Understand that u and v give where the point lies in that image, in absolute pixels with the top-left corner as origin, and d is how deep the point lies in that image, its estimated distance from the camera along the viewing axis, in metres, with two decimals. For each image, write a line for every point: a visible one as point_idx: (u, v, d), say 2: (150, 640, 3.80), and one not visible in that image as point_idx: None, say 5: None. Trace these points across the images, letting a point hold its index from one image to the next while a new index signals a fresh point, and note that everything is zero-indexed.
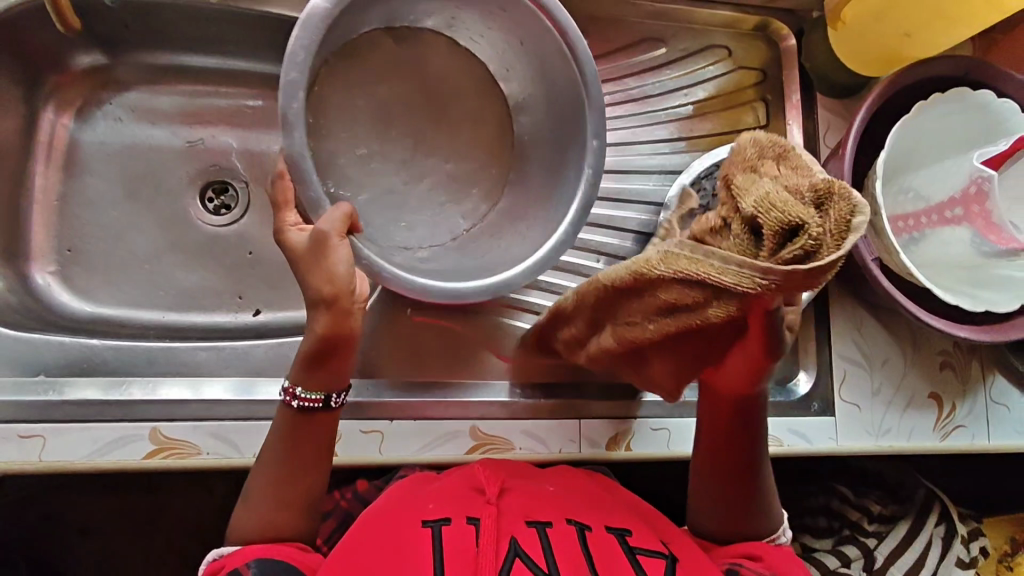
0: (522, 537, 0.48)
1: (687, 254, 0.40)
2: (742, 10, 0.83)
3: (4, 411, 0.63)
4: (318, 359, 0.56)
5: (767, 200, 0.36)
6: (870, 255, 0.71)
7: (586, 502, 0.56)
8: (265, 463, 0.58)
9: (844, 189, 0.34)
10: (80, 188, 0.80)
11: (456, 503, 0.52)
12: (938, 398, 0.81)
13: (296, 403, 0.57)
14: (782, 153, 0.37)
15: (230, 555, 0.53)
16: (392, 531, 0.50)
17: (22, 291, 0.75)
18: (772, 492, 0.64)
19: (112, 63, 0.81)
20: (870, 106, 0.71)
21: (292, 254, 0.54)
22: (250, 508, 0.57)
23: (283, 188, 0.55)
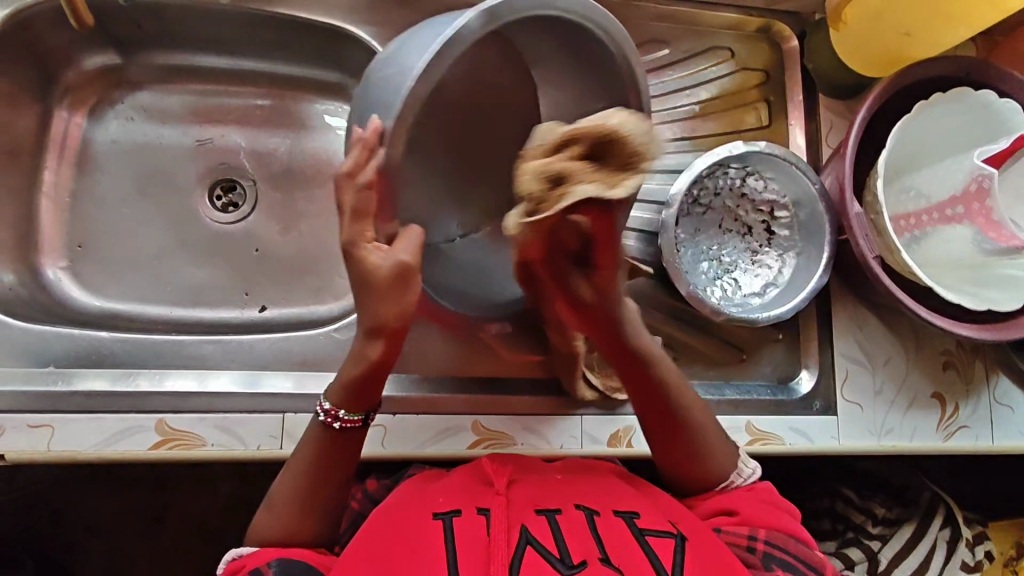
0: (533, 525, 0.49)
1: (536, 173, 0.48)
2: (745, 12, 0.84)
3: (14, 401, 0.65)
4: (362, 383, 0.58)
5: (560, 175, 0.47)
6: (871, 253, 0.71)
7: (594, 488, 0.56)
8: (290, 473, 0.60)
9: (564, 199, 0.47)
10: (91, 185, 0.81)
11: (466, 495, 0.53)
12: (941, 398, 0.80)
13: (337, 424, 0.59)
14: (630, 150, 0.46)
15: (250, 555, 0.56)
16: (406, 525, 0.51)
17: (34, 284, 0.76)
18: (710, 426, 0.63)
19: (124, 63, 0.83)
20: (871, 105, 0.72)
21: (365, 273, 0.54)
22: (271, 515, 0.59)
23: (366, 199, 0.53)
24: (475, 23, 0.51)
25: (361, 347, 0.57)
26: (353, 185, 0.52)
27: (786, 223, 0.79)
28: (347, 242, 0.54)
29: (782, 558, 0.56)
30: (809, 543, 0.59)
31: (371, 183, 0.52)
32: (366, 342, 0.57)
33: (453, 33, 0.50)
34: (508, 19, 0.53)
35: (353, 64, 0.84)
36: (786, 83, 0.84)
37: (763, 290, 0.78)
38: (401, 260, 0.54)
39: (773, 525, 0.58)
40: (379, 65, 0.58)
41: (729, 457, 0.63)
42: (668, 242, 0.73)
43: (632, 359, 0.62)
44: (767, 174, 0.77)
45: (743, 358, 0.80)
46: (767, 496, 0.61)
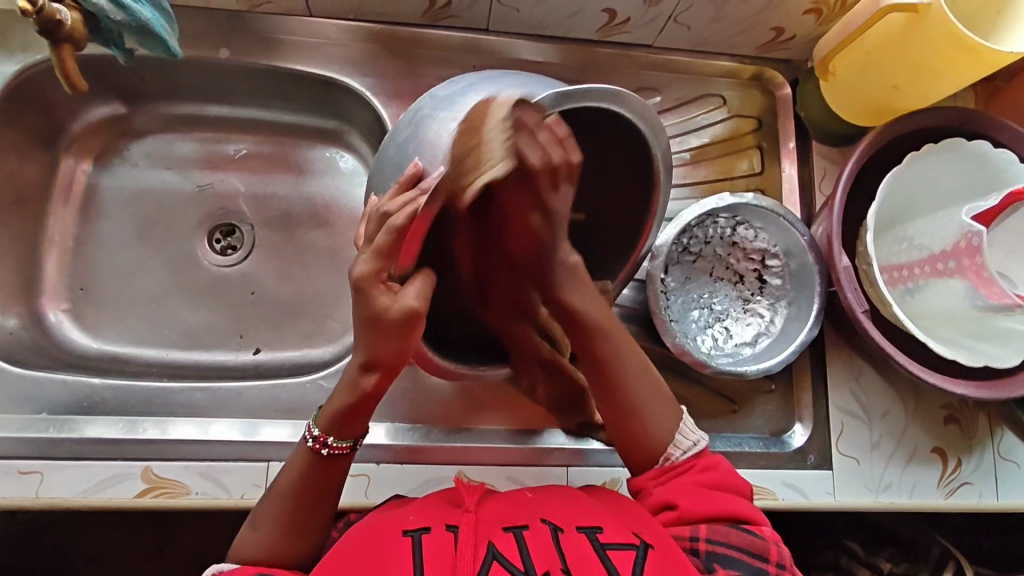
0: (500, 540, 0.47)
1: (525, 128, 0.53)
2: (739, 60, 0.84)
3: (9, 448, 0.66)
4: (353, 412, 0.56)
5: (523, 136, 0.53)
6: (860, 308, 0.70)
7: (562, 506, 0.54)
8: (278, 494, 0.57)
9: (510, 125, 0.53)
10: (95, 230, 0.84)
11: (435, 512, 0.51)
12: (942, 452, 0.78)
13: (325, 451, 0.57)
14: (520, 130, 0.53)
15: (232, 569, 0.52)
16: (372, 544, 0.48)
17: (36, 327, 0.78)
18: (643, 388, 0.60)
19: (131, 113, 0.86)
20: (858, 158, 0.71)
21: (371, 310, 0.51)
22: (258, 530, 0.56)
23: (392, 242, 0.50)
24: (546, 98, 0.52)
25: (355, 373, 0.55)
26: (388, 225, 0.50)
27: (777, 272, 0.78)
28: (358, 278, 0.51)
29: (723, 554, 0.51)
30: (757, 526, 0.54)
31: (405, 229, 0.49)
32: (361, 373, 0.54)
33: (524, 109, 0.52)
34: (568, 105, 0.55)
35: (351, 113, 0.86)
36: (778, 131, 0.84)
37: (755, 340, 0.77)
38: (409, 305, 0.51)
39: (713, 518, 0.54)
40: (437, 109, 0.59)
41: (669, 419, 0.60)
42: (656, 295, 0.72)
43: (577, 327, 0.61)
44: (757, 224, 0.77)
45: (734, 410, 0.79)
46: (710, 479, 0.56)
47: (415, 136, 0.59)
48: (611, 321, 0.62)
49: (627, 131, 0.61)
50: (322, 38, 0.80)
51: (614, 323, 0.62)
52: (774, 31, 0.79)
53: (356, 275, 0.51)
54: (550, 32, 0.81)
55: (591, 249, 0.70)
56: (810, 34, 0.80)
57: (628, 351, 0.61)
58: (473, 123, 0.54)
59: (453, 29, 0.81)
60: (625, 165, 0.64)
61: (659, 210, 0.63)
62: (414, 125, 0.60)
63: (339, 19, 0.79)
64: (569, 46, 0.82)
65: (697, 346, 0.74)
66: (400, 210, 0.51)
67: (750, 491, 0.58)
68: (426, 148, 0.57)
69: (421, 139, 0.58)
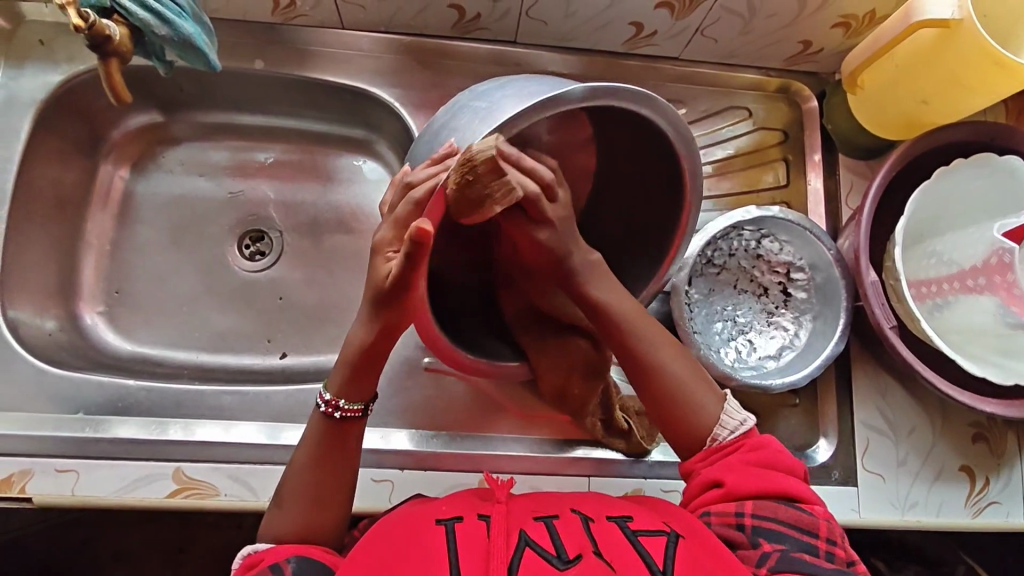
0: (532, 529, 0.47)
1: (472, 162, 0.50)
2: (764, 73, 0.85)
3: (48, 446, 0.68)
4: (359, 369, 0.59)
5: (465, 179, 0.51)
6: (888, 323, 0.70)
7: (591, 501, 0.54)
8: (299, 470, 0.59)
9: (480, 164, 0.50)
10: (130, 234, 0.86)
11: (468, 505, 0.51)
12: (969, 471, 0.77)
13: (338, 415, 0.59)
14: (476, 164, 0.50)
15: (267, 549, 0.54)
16: (405, 532, 0.49)
17: (73, 328, 0.81)
18: (688, 380, 0.60)
19: (168, 121, 0.88)
20: (886, 173, 0.71)
21: (379, 272, 0.55)
22: (285, 507, 0.57)
23: (411, 214, 0.54)
24: (577, 93, 0.50)
25: (361, 330, 0.58)
26: (408, 198, 0.54)
27: (802, 285, 0.77)
28: (376, 243, 0.56)
29: (772, 529, 0.51)
30: (808, 504, 0.53)
31: (423, 203, 0.54)
32: (367, 332, 0.58)
33: (558, 94, 0.50)
34: (609, 101, 0.52)
35: (379, 122, 0.87)
36: (804, 143, 0.84)
37: (779, 353, 0.76)
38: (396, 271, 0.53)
39: (763, 495, 0.53)
40: (482, 92, 0.60)
41: (714, 403, 0.59)
42: (680, 306, 0.72)
43: (601, 320, 0.61)
44: (782, 237, 0.77)
45: (758, 423, 0.78)
46: (764, 457, 0.55)
47: (454, 117, 0.60)
48: (638, 311, 0.61)
49: (661, 139, 0.59)
50: (352, 49, 0.81)
51: (646, 317, 0.61)
52: (802, 44, 0.79)
53: (377, 240, 0.56)
54: (577, 44, 0.82)
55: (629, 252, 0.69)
56: (839, 47, 0.79)
57: (662, 338, 0.61)
58: (501, 115, 0.54)
59: (482, 41, 0.82)
60: (658, 170, 0.63)
61: (690, 220, 0.62)
62: (453, 112, 0.61)
63: (371, 31, 0.81)
64: (595, 58, 0.83)
65: (721, 359, 0.74)
66: (422, 183, 0.55)
67: (803, 471, 0.57)
68: (461, 132, 0.57)
69: (460, 122, 0.58)
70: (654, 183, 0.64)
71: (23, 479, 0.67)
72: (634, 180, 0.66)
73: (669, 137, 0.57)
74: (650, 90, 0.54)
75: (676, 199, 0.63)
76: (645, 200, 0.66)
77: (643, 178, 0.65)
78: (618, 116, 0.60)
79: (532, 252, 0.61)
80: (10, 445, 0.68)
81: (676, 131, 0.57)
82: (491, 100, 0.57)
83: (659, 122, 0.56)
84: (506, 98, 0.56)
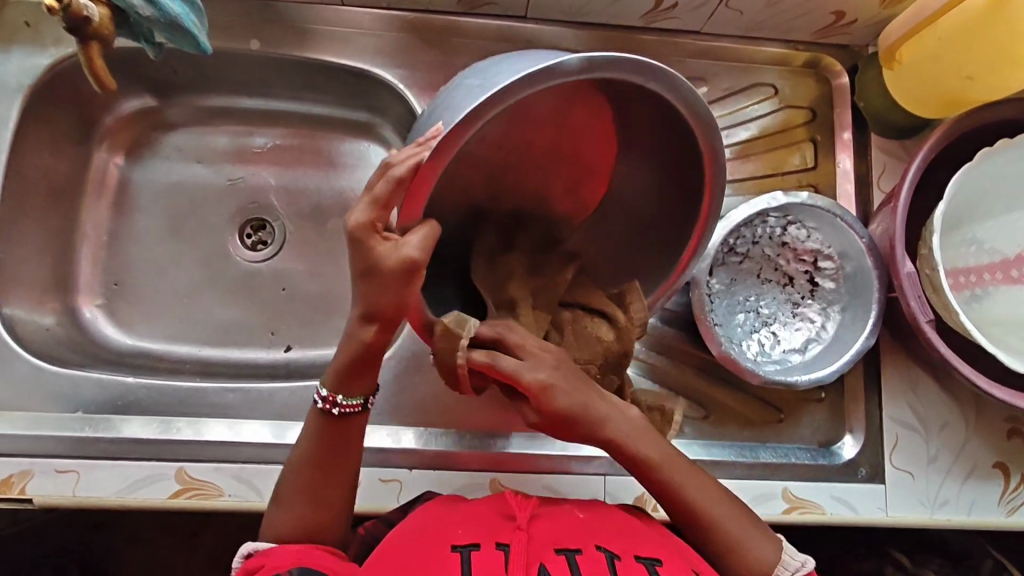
0: (553, 564, 0.45)
1: (408, 170, 0.47)
2: (791, 47, 0.79)
3: (47, 446, 0.67)
4: (356, 367, 0.54)
5: (399, 185, 0.48)
6: (925, 317, 0.66)
7: (617, 530, 0.52)
8: (297, 469, 0.56)
9: (412, 167, 0.47)
10: (128, 225, 0.83)
11: (488, 526, 0.49)
12: (1004, 468, 0.73)
13: (337, 410, 0.56)
14: (411, 173, 0.48)
15: (267, 556, 0.52)
16: (419, 553, 0.47)
17: (71, 323, 0.78)
18: (734, 525, 0.57)
19: (162, 105, 0.84)
20: (926, 154, 0.66)
21: (368, 262, 0.49)
22: (283, 508, 0.56)
23: (392, 193, 0.48)
24: (574, 64, 0.46)
25: (357, 329, 0.53)
26: (387, 176, 0.48)
27: (830, 274, 0.73)
28: (354, 228, 0.48)
29: None
30: None
31: (407, 180, 0.48)
32: (361, 325, 0.52)
33: (548, 65, 0.45)
34: (609, 73, 0.48)
35: (382, 105, 0.83)
36: (833, 122, 0.79)
37: (805, 346, 0.73)
38: (408, 254, 0.48)
39: None
40: (471, 74, 0.54)
41: (770, 546, 0.57)
42: (699, 299, 0.69)
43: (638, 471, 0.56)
44: (810, 223, 0.73)
45: (782, 420, 0.75)
46: None
47: (444, 101, 0.54)
48: (664, 445, 0.57)
49: (676, 115, 0.54)
50: (352, 26, 0.77)
51: (673, 453, 0.57)
52: (834, 14, 0.74)
53: (351, 226, 0.48)
54: (589, 18, 0.77)
55: (647, 243, 0.64)
56: (873, 17, 0.74)
57: (699, 480, 0.58)
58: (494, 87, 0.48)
59: (490, 16, 0.77)
60: (677, 150, 0.58)
61: (713, 206, 0.58)
62: (447, 93, 0.55)
63: (372, 7, 0.77)
64: (609, 34, 0.78)
65: (743, 353, 0.70)
66: (401, 159, 0.48)
67: None
68: (447, 112, 0.51)
69: (447, 105, 0.52)
70: (673, 168, 0.60)
71: (23, 480, 0.65)
72: (654, 166, 0.61)
73: (682, 113, 0.53)
74: (659, 62, 0.49)
75: (697, 179, 0.58)
76: (666, 187, 0.61)
77: (665, 160, 0.59)
78: (632, 95, 0.55)
79: (552, 424, 0.52)
80: (9, 444, 0.66)
81: (688, 105, 0.52)
82: (482, 78, 0.52)
83: (668, 97, 0.51)
84: (500, 73, 0.51)
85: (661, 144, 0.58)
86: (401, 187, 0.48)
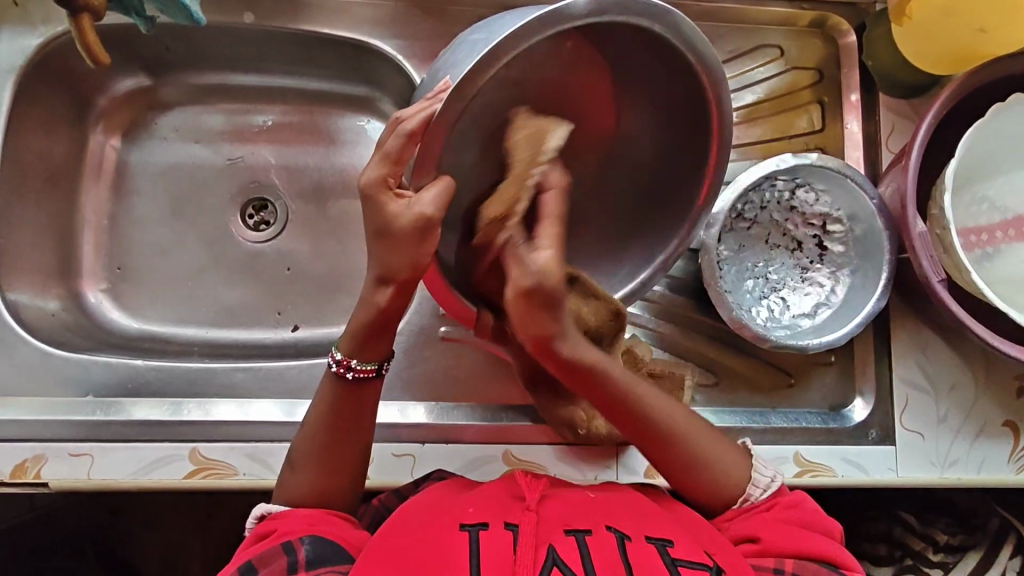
0: (562, 545, 0.45)
1: (417, 125, 0.48)
2: (796, 6, 0.77)
3: (60, 430, 0.67)
4: (374, 330, 0.55)
5: (410, 140, 0.48)
6: (936, 276, 0.65)
7: (628, 511, 0.52)
8: (314, 431, 0.57)
9: (422, 120, 0.48)
10: (128, 207, 0.82)
11: (499, 506, 0.49)
12: (1013, 426, 0.74)
13: (350, 375, 0.56)
14: (421, 127, 0.48)
15: (281, 518, 0.53)
16: (426, 535, 0.47)
17: (77, 309, 0.78)
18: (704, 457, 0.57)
19: (157, 85, 0.83)
20: (935, 112, 0.65)
21: (379, 218, 0.50)
22: (298, 472, 0.56)
23: (402, 148, 0.49)
24: (582, 7, 0.48)
25: (375, 291, 0.53)
26: (397, 131, 0.49)
27: (839, 238, 0.73)
28: (367, 184, 0.50)
29: None
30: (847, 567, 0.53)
31: (417, 135, 0.48)
32: (377, 286, 0.53)
33: (559, 6, 0.47)
34: (617, 17, 0.50)
35: (382, 78, 0.81)
36: (841, 82, 0.77)
37: (814, 311, 0.72)
38: (420, 211, 0.48)
39: (801, 554, 0.53)
40: (472, 31, 0.54)
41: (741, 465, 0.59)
42: (709, 264, 0.68)
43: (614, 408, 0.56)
44: (819, 186, 0.72)
45: (791, 383, 0.75)
46: (798, 517, 0.56)
47: (451, 57, 0.53)
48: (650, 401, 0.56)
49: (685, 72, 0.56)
50: None
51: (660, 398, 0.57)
52: None
53: (364, 183, 0.50)
54: None
55: (649, 212, 0.65)
56: None
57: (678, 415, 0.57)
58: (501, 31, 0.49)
59: None
60: (681, 111, 0.60)
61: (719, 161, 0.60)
62: (451, 50, 0.54)
63: None
64: None
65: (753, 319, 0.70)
66: (413, 114, 0.49)
67: (838, 530, 0.57)
68: (455, 66, 0.50)
69: (455, 60, 0.51)
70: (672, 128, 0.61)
71: (37, 464, 0.65)
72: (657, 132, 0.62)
73: (688, 63, 0.55)
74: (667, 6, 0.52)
75: (698, 137, 0.60)
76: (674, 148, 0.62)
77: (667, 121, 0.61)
78: (636, 49, 0.56)
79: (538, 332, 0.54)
80: (22, 429, 0.66)
81: (698, 58, 0.55)
82: (487, 32, 0.52)
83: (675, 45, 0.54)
84: (504, 22, 0.51)
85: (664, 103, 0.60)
86: (413, 142, 0.49)
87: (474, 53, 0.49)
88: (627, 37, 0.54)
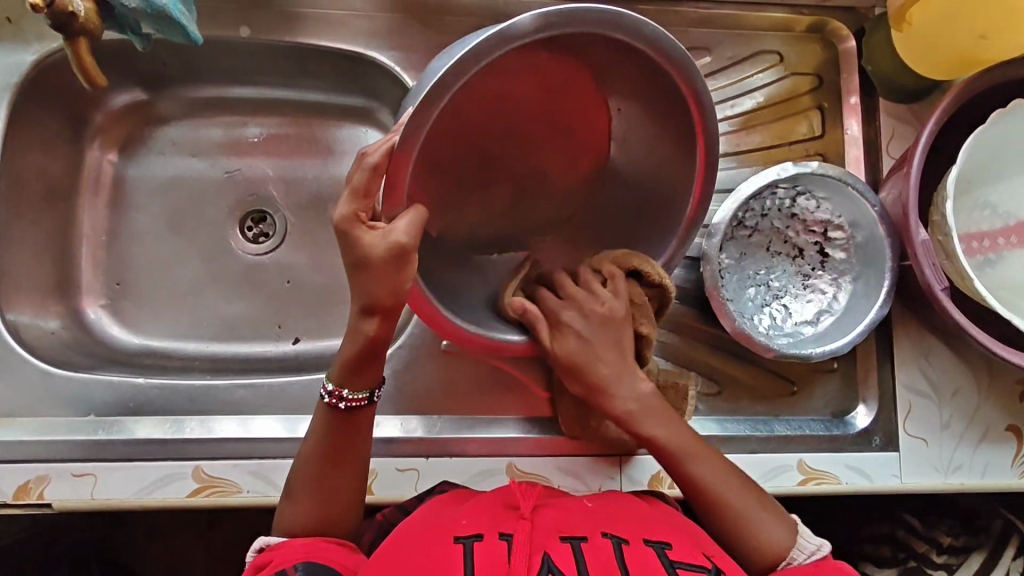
0: (557, 553, 0.45)
1: (382, 158, 0.48)
2: (795, 11, 0.76)
3: (62, 450, 0.66)
4: (365, 360, 0.54)
5: (375, 173, 0.48)
6: (940, 285, 0.65)
7: (625, 517, 0.52)
8: (308, 464, 0.56)
9: (386, 153, 0.48)
10: (126, 222, 0.82)
11: (490, 518, 0.49)
12: (1017, 431, 0.74)
13: (343, 405, 0.55)
14: (385, 160, 0.48)
15: (275, 549, 0.53)
16: (422, 549, 0.47)
17: (77, 326, 0.78)
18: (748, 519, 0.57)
19: (153, 99, 0.82)
20: (938, 118, 0.65)
21: (356, 251, 0.49)
22: (294, 504, 0.56)
23: (370, 181, 0.48)
24: (528, 23, 0.48)
25: (358, 324, 0.52)
26: (363, 165, 0.48)
27: (841, 244, 0.73)
28: (339, 220, 0.49)
29: None
30: None
31: (383, 167, 0.48)
32: (362, 318, 0.52)
33: (506, 26, 0.47)
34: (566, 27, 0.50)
35: (379, 89, 0.81)
36: (841, 87, 0.77)
37: (817, 318, 0.72)
38: (397, 239, 0.48)
39: None
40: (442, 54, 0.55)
41: (783, 529, 0.57)
42: (711, 274, 0.68)
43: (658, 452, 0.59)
44: (820, 194, 0.72)
45: (794, 391, 0.75)
46: None
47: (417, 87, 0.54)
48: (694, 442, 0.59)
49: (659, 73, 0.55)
50: (344, 9, 0.75)
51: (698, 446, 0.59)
52: None
53: (336, 220, 0.49)
54: None
55: (645, 219, 0.64)
56: None
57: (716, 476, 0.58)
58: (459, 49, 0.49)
59: None
60: (665, 113, 0.58)
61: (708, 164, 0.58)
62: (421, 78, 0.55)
63: None
64: None
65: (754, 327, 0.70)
66: (376, 147, 0.49)
67: None
68: (417, 91, 0.51)
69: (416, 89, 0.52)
70: (660, 131, 0.60)
71: (40, 484, 0.65)
72: (647, 135, 0.61)
73: (660, 66, 0.54)
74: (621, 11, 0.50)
75: (684, 139, 0.58)
76: (664, 151, 0.61)
77: (656, 122, 0.60)
78: (608, 54, 0.55)
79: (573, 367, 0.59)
80: (25, 450, 0.66)
81: (666, 58, 0.53)
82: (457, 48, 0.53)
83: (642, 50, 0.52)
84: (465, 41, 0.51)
85: (652, 106, 0.59)
86: (379, 175, 0.48)
87: (433, 73, 0.49)
88: (592, 44, 0.54)
